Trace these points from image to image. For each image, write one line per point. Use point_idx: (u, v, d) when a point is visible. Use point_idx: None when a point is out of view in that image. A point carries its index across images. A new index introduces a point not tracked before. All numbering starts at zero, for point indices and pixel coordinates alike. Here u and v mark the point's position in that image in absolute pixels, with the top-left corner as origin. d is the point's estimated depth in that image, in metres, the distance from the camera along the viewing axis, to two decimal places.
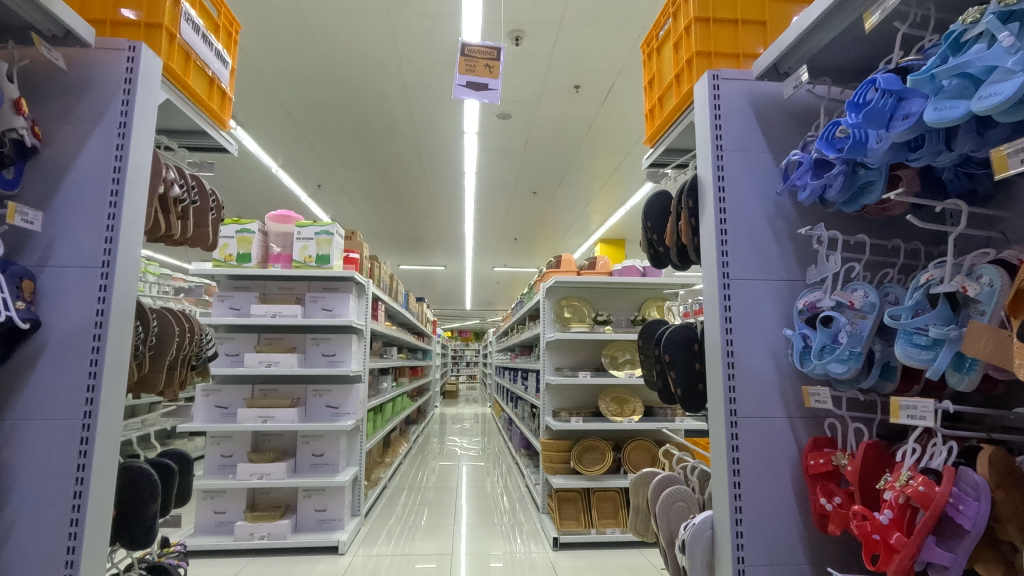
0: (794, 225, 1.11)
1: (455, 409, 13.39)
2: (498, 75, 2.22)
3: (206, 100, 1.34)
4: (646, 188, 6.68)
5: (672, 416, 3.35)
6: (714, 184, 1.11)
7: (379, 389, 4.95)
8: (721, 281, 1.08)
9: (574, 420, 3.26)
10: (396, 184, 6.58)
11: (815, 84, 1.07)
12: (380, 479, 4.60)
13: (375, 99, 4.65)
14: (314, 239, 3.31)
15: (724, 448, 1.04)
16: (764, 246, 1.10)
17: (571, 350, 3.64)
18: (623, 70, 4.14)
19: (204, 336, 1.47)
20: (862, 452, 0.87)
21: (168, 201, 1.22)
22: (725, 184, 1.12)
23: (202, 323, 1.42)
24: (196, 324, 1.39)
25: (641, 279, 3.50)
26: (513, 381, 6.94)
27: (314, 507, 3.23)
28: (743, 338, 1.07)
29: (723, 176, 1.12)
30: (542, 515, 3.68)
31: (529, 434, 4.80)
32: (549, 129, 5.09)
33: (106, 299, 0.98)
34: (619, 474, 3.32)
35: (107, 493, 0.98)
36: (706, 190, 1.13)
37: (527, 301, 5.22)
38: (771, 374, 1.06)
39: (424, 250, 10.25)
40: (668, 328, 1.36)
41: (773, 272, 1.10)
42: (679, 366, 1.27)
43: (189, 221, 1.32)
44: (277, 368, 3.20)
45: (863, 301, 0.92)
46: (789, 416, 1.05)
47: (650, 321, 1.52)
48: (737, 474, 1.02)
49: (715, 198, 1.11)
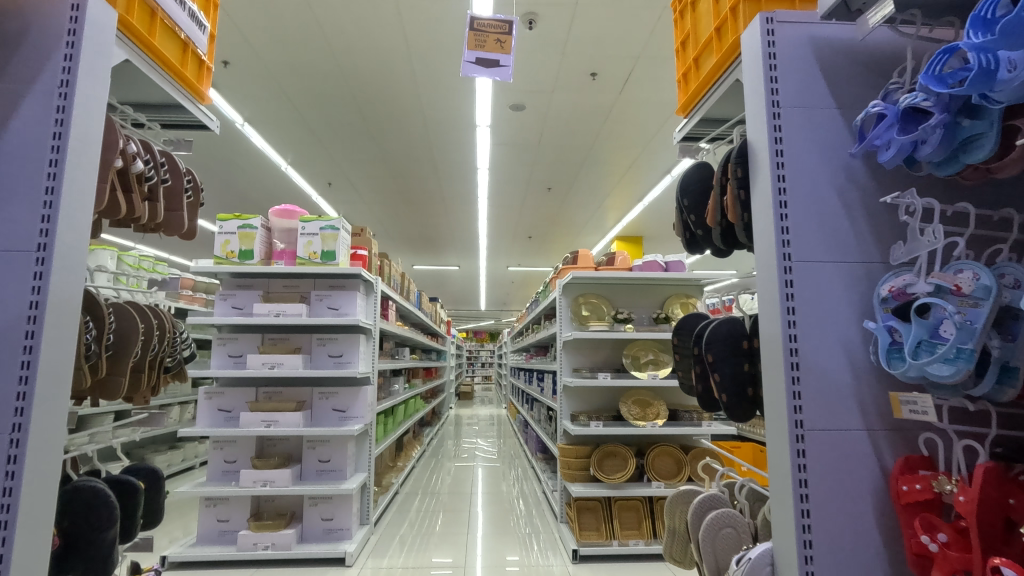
0: (870, 196, 0.92)
1: (471, 411, 13.27)
2: (509, 50, 2.04)
3: (178, 67, 1.19)
4: (664, 182, 6.46)
5: (698, 421, 3.16)
6: (770, 149, 0.93)
7: (391, 391, 4.81)
8: (781, 264, 0.89)
9: (593, 425, 3.07)
10: (408, 181, 6.45)
11: (897, 21, 0.87)
12: (392, 484, 4.46)
13: (384, 92, 4.51)
14: (319, 234, 3.15)
15: (789, 467, 0.85)
16: (834, 223, 0.91)
17: (590, 349, 3.45)
18: (642, 56, 3.93)
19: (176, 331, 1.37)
20: (981, 479, 0.67)
21: (130, 177, 1.05)
22: (783, 147, 0.93)
23: (171, 318, 1.31)
24: (166, 320, 1.28)
25: (664, 273, 3.31)
26: (528, 383, 6.76)
27: (321, 515, 3.09)
28: (810, 333, 0.88)
29: (780, 138, 0.93)
30: (559, 524, 3.49)
31: (545, 438, 4.62)
32: (564, 121, 4.90)
33: (42, 289, 0.82)
34: (642, 482, 3.12)
35: (44, 520, 0.82)
36: (759, 155, 0.94)
37: (543, 299, 5.03)
38: (846, 377, 0.87)
39: (437, 249, 10.13)
40: (710, 323, 1.17)
41: (846, 252, 0.90)
42: (725, 367, 1.08)
43: (157, 203, 1.16)
44: (280, 370, 3.05)
45: (972, 286, 0.72)
46: (870, 428, 0.86)
47: (687, 314, 1.33)
48: (806, 501, 0.83)
49: (772, 165, 0.92)
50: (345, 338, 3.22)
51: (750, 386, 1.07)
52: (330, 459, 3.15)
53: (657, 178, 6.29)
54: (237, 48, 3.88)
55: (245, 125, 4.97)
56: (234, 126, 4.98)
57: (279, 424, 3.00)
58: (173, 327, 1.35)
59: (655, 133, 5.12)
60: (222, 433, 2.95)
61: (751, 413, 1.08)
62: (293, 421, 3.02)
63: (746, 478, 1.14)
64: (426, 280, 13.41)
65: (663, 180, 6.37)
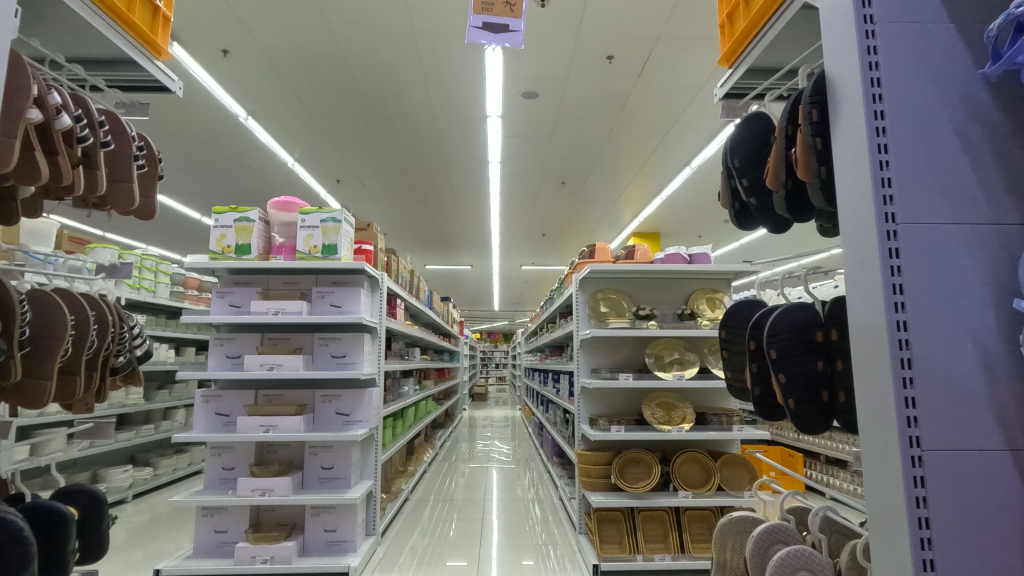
0: (999, 141, 0.73)
1: (486, 412, 13.09)
2: (520, 14, 1.83)
3: (127, 14, 1.03)
4: (684, 174, 6.19)
5: (729, 425, 2.91)
6: (863, 88, 0.74)
7: (401, 393, 4.62)
8: (883, 230, 0.71)
9: (614, 430, 2.84)
10: (418, 177, 6.28)
11: None
12: (402, 490, 4.27)
13: (391, 83, 4.33)
14: (319, 227, 2.96)
15: (902, 489, 0.68)
16: (951, 177, 0.72)
17: (609, 348, 3.23)
18: (663, 36, 3.69)
19: (123, 322, 1.39)
20: None
21: (54, 135, 0.89)
22: (882, 85, 0.74)
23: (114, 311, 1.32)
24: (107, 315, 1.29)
25: (689, 266, 3.07)
26: (544, 384, 6.52)
27: (323, 526, 2.90)
28: (926, 317, 0.69)
29: (876, 74, 0.74)
30: (578, 535, 3.26)
31: (562, 441, 4.40)
32: (579, 109, 4.68)
33: None
34: (667, 491, 2.88)
35: None
36: (849, 97, 0.76)
37: (558, 296, 4.82)
38: (978, 372, 0.68)
39: (450, 248, 9.96)
40: (771, 309, 0.95)
41: (970, 213, 0.71)
42: (794, 365, 0.86)
43: (97, 170, 1.01)
44: (280, 371, 2.87)
45: None
46: (1010, 437, 0.67)
47: (740, 300, 1.10)
48: (928, 533, 0.65)
49: (867, 108, 0.73)
50: (348, 337, 3.04)
51: (826, 389, 0.85)
52: (333, 466, 2.97)
53: (677, 168, 6.04)
54: (237, 37, 3.72)
55: (249, 119, 4.83)
56: (239, 120, 4.85)
57: (278, 429, 2.82)
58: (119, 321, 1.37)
59: (675, 119, 4.86)
60: (219, 438, 2.78)
61: (827, 425, 0.86)
62: (293, 425, 2.84)
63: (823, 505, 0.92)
64: (439, 280, 13.24)
65: (683, 171, 6.11)
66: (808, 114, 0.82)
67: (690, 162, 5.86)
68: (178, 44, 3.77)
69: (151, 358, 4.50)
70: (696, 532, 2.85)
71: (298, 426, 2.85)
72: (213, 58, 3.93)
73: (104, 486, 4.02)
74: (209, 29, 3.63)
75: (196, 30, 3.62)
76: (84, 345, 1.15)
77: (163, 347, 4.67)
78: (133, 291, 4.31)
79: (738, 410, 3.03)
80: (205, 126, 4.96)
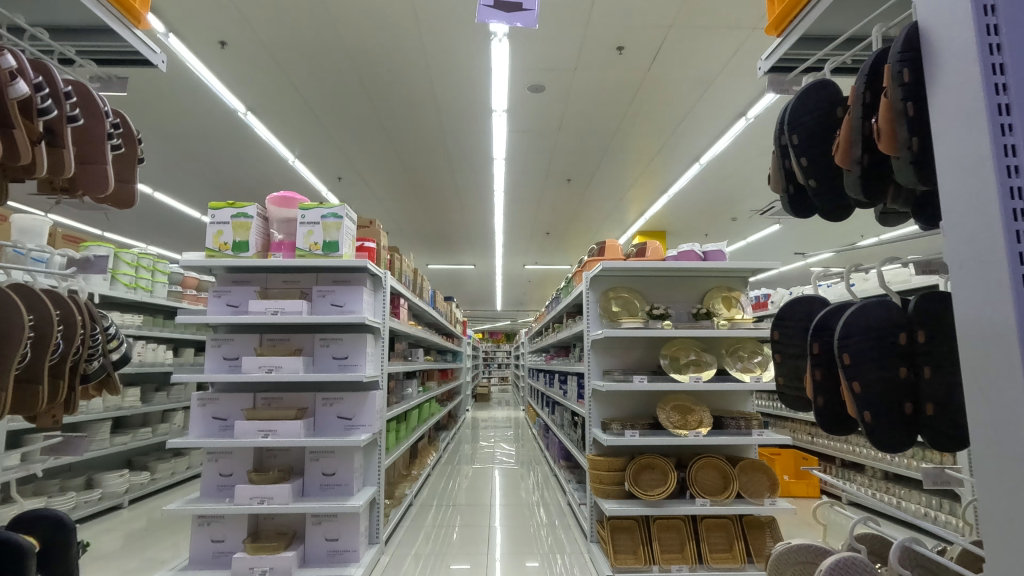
0: None
1: (489, 413, 12.95)
2: None
3: None
4: (692, 170, 6.07)
5: (748, 429, 2.79)
6: (981, 51, 0.67)
7: (405, 395, 4.50)
8: (1009, 205, 0.64)
9: (628, 434, 2.72)
10: (422, 175, 6.16)
11: None
12: (406, 495, 4.15)
13: (394, 77, 4.21)
14: (320, 223, 2.84)
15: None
16: None
17: (621, 348, 3.11)
18: (675, 26, 3.56)
19: (101, 323, 1.52)
20: None
21: (8, 105, 0.90)
22: (1002, 46, 0.67)
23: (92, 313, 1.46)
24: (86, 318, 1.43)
25: (705, 263, 2.95)
26: (550, 385, 6.40)
27: (325, 535, 2.78)
28: None
29: (997, 34, 0.67)
30: (589, 544, 3.14)
31: (570, 445, 4.28)
32: (587, 103, 4.56)
33: None
34: (684, 499, 2.76)
35: None
36: (962, 64, 0.69)
37: (565, 296, 4.70)
38: None
39: (452, 248, 9.83)
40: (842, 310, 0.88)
41: None
42: (870, 371, 0.78)
43: (60, 140, 1.05)
44: (279, 374, 2.75)
45: None
46: None
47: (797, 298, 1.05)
48: None
49: (986, 72, 0.67)
50: (350, 337, 2.92)
51: (909, 401, 0.78)
52: (335, 473, 2.85)
53: (685, 165, 5.91)
54: (236, 29, 3.60)
55: (249, 114, 4.73)
56: (238, 115, 4.75)
57: (277, 434, 2.70)
58: (95, 327, 1.49)
59: (685, 114, 4.74)
60: (217, 443, 2.66)
61: (910, 439, 0.79)
62: (293, 430, 2.72)
63: (905, 535, 0.88)
64: (442, 280, 13.14)
65: (692, 167, 5.99)
66: (899, 76, 0.77)
67: (699, 158, 5.73)
68: (175, 36, 3.66)
69: (148, 359, 4.39)
70: (714, 541, 2.72)
71: (298, 431, 2.73)
72: (211, 50, 3.82)
73: (100, 490, 3.92)
74: (207, 21, 3.52)
75: (193, 21, 3.51)
76: (45, 349, 1.22)
77: (160, 347, 4.56)
78: (129, 291, 4.20)
79: (756, 414, 2.91)
80: (204, 121, 4.85)
